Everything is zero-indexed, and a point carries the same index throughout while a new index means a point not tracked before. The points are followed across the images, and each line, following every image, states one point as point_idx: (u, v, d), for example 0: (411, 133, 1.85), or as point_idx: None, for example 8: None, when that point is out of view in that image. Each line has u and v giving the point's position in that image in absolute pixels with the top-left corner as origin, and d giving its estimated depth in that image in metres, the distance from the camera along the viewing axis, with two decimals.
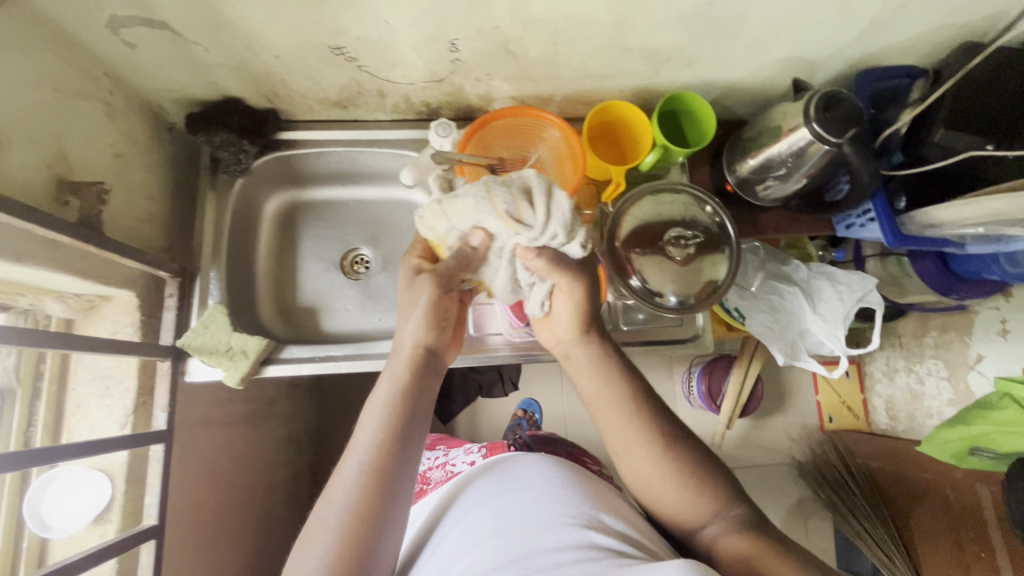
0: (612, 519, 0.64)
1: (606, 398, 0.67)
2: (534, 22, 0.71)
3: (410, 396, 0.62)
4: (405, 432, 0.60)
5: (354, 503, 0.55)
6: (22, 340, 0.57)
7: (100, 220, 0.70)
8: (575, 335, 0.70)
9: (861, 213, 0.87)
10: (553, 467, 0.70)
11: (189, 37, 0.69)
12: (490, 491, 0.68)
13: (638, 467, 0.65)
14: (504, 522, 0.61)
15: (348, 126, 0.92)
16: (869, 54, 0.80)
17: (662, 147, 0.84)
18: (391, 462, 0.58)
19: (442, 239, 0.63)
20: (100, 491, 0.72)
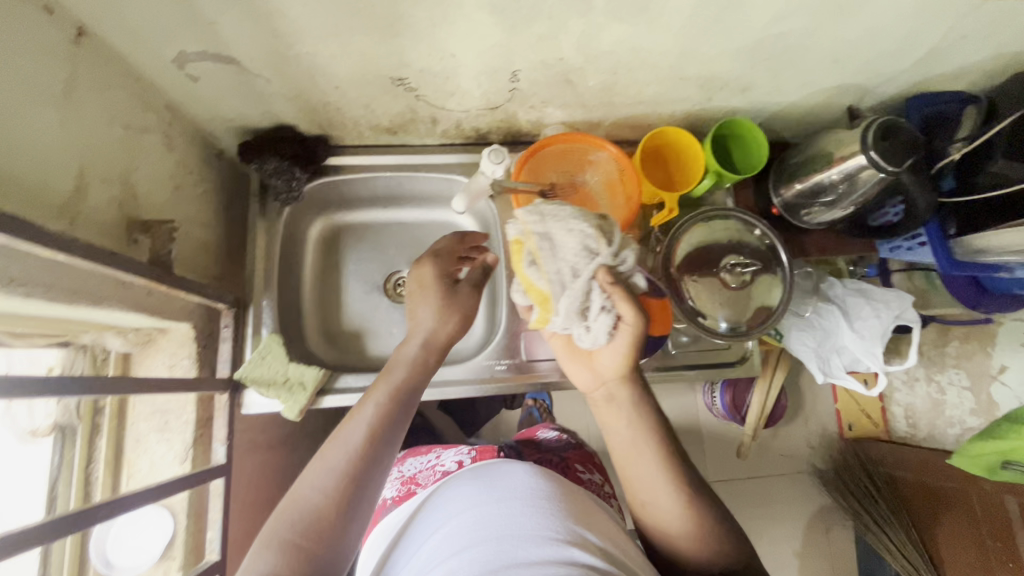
0: (598, 540, 0.58)
1: (625, 425, 0.61)
2: (599, 54, 0.71)
3: (402, 394, 0.61)
4: (392, 429, 0.58)
5: (350, 468, 0.53)
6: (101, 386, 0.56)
7: (175, 257, 0.73)
8: (619, 375, 0.61)
9: (910, 237, 0.89)
10: (540, 480, 0.65)
11: (253, 71, 0.68)
12: (471, 493, 0.63)
13: (652, 487, 0.60)
14: (486, 530, 0.56)
15: (395, 150, 0.92)
16: (922, 81, 0.81)
17: (716, 173, 0.85)
18: (378, 454, 0.56)
19: (526, 238, 0.56)
20: (161, 527, 0.71)
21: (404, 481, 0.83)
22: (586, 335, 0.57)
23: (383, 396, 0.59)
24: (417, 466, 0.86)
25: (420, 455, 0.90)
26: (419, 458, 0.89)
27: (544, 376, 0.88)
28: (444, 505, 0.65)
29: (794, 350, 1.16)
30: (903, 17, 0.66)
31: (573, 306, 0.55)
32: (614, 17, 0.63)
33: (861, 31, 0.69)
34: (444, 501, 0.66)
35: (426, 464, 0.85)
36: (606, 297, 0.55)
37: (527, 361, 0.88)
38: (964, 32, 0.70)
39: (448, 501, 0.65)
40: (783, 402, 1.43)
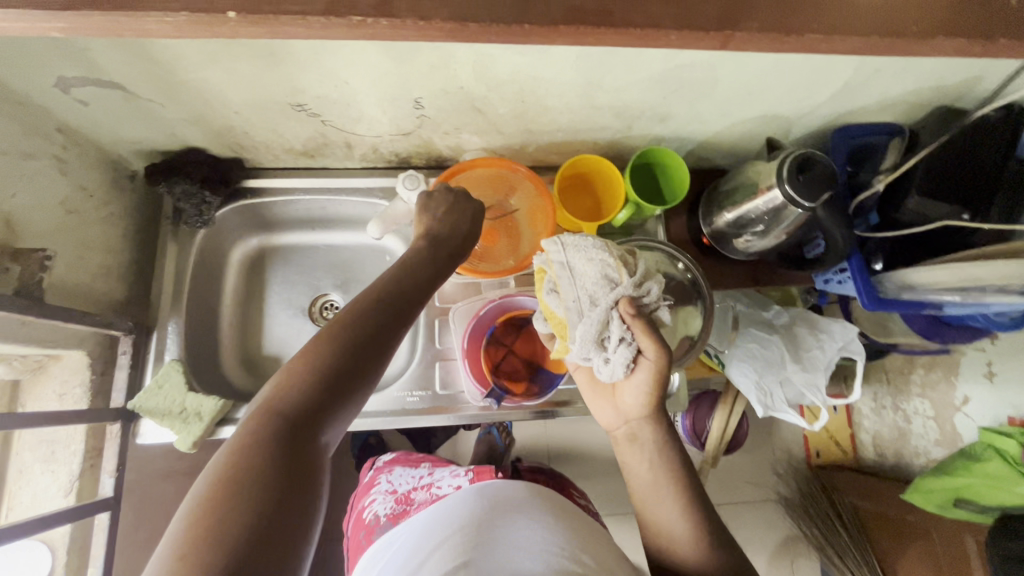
0: (597, 552, 0.61)
1: (644, 453, 0.62)
2: (499, 83, 0.69)
3: (357, 330, 0.51)
4: (337, 374, 0.48)
5: (240, 447, 0.43)
6: None
7: (43, 286, 0.68)
8: (643, 413, 0.62)
9: (839, 270, 0.87)
10: (537, 495, 0.67)
11: (143, 96, 0.67)
12: (471, 502, 0.65)
13: (668, 516, 0.60)
14: (493, 535, 0.58)
15: (317, 173, 0.90)
16: (846, 112, 0.79)
17: (635, 204, 0.82)
18: (314, 404, 0.47)
19: (546, 266, 0.61)
20: (40, 564, 0.69)
21: (399, 499, 0.87)
22: (603, 366, 0.59)
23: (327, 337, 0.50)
24: (411, 484, 0.89)
25: (411, 471, 0.93)
26: (411, 474, 0.92)
27: (465, 411, 0.83)
28: (438, 514, 0.66)
29: (734, 379, 1.11)
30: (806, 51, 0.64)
31: (591, 336, 0.57)
32: (503, 47, 0.61)
33: (767, 64, 0.67)
34: (439, 510, 0.67)
35: (420, 483, 0.89)
36: (625, 329, 0.56)
37: (445, 394, 0.85)
38: (875, 66, 0.68)
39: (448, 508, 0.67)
40: (744, 428, 1.43)
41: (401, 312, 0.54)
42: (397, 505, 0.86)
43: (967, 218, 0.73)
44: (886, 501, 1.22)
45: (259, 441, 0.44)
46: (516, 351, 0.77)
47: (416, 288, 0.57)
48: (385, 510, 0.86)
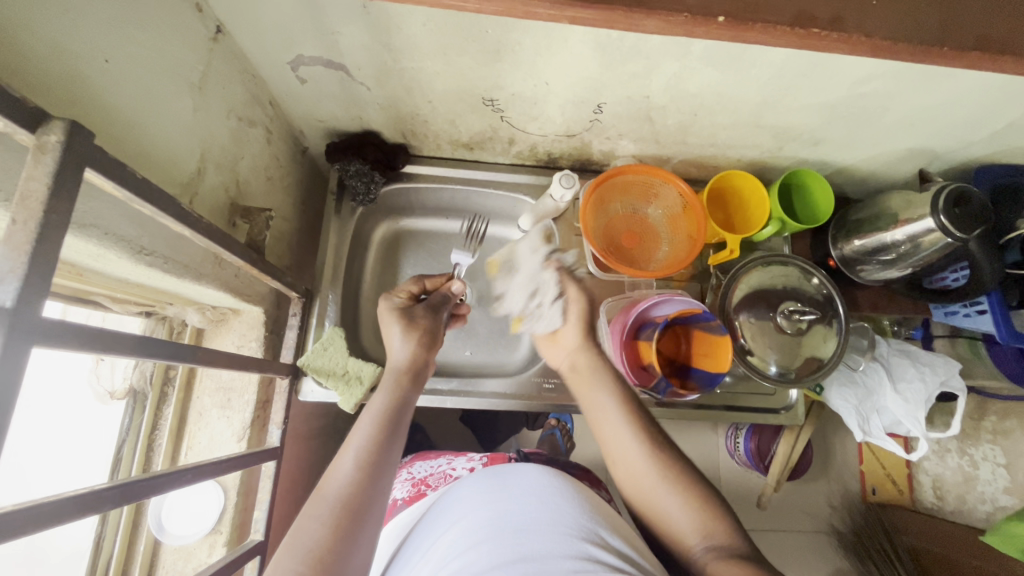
0: (616, 543, 0.62)
1: (618, 424, 0.69)
2: (684, 96, 0.74)
3: (377, 452, 0.65)
4: (372, 482, 0.62)
5: (344, 496, 0.60)
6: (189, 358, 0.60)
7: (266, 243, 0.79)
8: (579, 342, 0.78)
9: (968, 304, 0.89)
10: (552, 480, 0.70)
11: (359, 79, 0.73)
12: (486, 492, 0.68)
13: (639, 474, 0.66)
14: (502, 521, 0.62)
15: (468, 165, 0.96)
16: (994, 152, 0.82)
17: (780, 221, 0.87)
18: (356, 501, 0.60)
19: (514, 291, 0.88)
20: (215, 500, 0.73)
21: (415, 484, 0.90)
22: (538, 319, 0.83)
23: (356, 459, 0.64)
24: (429, 471, 0.92)
25: (430, 461, 0.97)
26: (431, 464, 0.95)
27: None
28: (455, 505, 0.71)
29: (835, 404, 1.15)
30: (987, 91, 0.68)
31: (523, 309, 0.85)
32: (708, 63, 0.66)
33: (943, 99, 0.71)
34: (457, 501, 0.71)
35: (438, 470, 0.92)
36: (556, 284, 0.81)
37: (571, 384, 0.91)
38: None
39: (464, 498, 0.71)
40: (809, 455, 1.43)
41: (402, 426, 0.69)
42: (414, 490, 0.88)
43: None
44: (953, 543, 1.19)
45: (330, 540, 0.57)
46: (663, 349, 0.80)
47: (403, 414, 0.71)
48: (403, 495, 0.89)
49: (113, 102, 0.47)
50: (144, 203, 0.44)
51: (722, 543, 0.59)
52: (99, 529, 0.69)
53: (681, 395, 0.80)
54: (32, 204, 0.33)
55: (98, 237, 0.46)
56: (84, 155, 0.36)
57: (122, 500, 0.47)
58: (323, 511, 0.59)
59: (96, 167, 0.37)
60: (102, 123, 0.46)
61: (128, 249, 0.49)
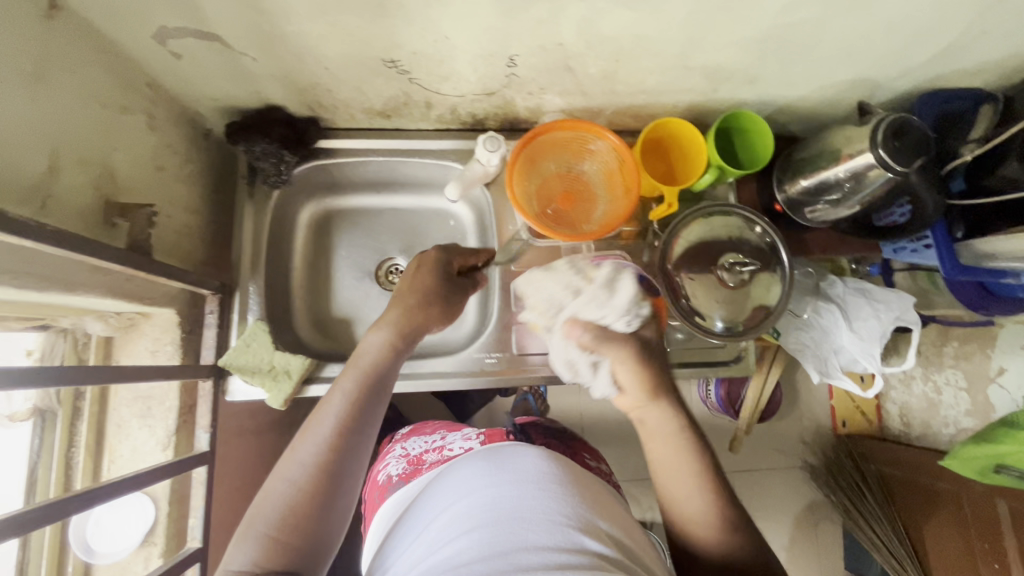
0: (604, 527, 0.61)
1: (681, 455, 0.64)
2: (600, 40, 0.67)
3: (359, 409, 0.61)
4: (350, 443, 0.58)
5: (321, 457, 0.56)
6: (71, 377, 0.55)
7: (149, 241, 0.70)
8: (643, 399, 0.65)
9: (915, 239, 0.86)
10: (549, 463, 0.66)
11: (238, 49, 0.65)
12: (481, 475, 0.64)
13: (685, 499, 0.63)
14: (492, 510, 0.58)
15: (389, 135, 0.89)
16: (937, 77, 0.78)
17: (718, 168, 0.82)
18: (335, 464, 0.57)
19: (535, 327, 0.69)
20: (144, 512, 0.70)
21: (411, 461, 0.86)
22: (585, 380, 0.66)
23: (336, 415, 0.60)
24: (424, 447, 0.89)
25: (425, 436, 0.93)
26: (426, 440, 0.92)
27: (534, 371, 0.87)
28: (446, 490, 0.66)
29: (792, 349, 1.15)
30: (920, 10, 0.63)
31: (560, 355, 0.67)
32: (616, 3, 0.60)
33: (876, 23, 0.66)
34: (448, 486, 0.67)
35: (432, 445, 0.88)
36: (590, 353, 0.63)
37: (518, 355, 0.88)
38: (984, 27, 0.67)
39: (459, 480, 0.66)
40: (778, 396, 1.44)
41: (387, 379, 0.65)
42: (409, 466, 0.85)
43: None
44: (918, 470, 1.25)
45: (300, 501, 0.54)
46: None
47: (391, 369, 0.66)
48: (398, 471, 0.86)
49: None
50: None
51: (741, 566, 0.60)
52: (22, 554, 0.66)
53: None
54: None
55: None
56: None
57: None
58: (294, 471, 0.56)
59: None
60: None
61: None
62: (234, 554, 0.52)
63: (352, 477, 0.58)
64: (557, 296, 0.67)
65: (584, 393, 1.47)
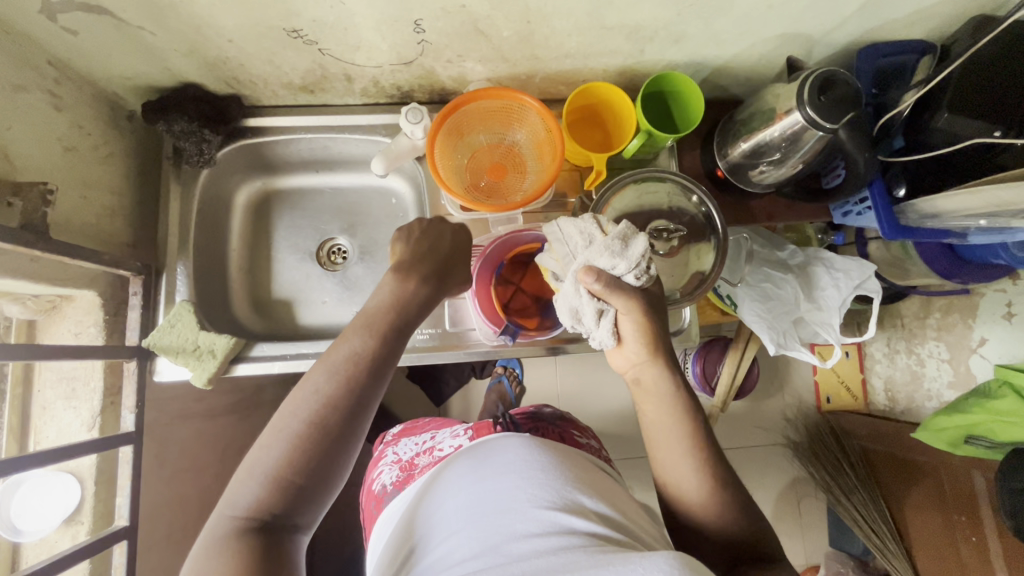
0: (591, 502, 0.60)
1: (672, 429, 0.63)
2: (503, 0, 0.65)
3: (375, 357, 0.56)
4: (360, 390, 0.53)
5: (332, 397, 0.52)
6: None
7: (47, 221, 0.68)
8: (645, 357, 0.65)
9: (859, 200, 0.83)
10: (534, 450, 0.65)
11: (132, 22, 0.64)
12: (468, 472, 0.64)
13: (678, 472, 0.62)
14: (478, 507, 0.58)
15: (317, 111, 0.88)
16: (872, 28, 0.74)
17: (647, 133, 0.79)
18: (344, 405, 0.52)
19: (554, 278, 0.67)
20: (69, 492, 0.71)
21: (404, 466, 0.84)
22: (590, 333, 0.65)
23: (354, 358, 0.55)
24: (415, 450, 0.87)
25: (415, 437, 0.91)
26: (415, 441, 0.90)
27: (472, 347, 0.85)
28: (432, 489, 0.66)
29: (748, 321, 1.08)
30: None
31: (570, 306, 0.64)
32: None
33: None
34: (434, 484, 0.67)
35: (423, 447, 0.86)
36: (597, 300, 0.62)
37: (453, 331, 0.86)
38: None
39: (442, 479, 0.66)
40: (755, 372, 1.39)
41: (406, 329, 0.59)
42: (402, 473, 0.83)
43: (1000, 135, 0.68)
44: (898, 442, 1.22)
45: (308, 442, 0.50)
46: (527, 288, 0.77)
47: (411, 313, 0.60)
48: (391, 478, 0.84)
49: None
50: None
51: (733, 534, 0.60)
52: None
53: (537, 335, 0.77)
54: None
55: None
56: None
57: None
58: (302, 409, 0.51)
59: None
60: None
61: None
62: (236, 491, 0.49)
63: (363, 426, 0.54)
64: (569, 246, 0.63)
65: (556, 374, 1.46)
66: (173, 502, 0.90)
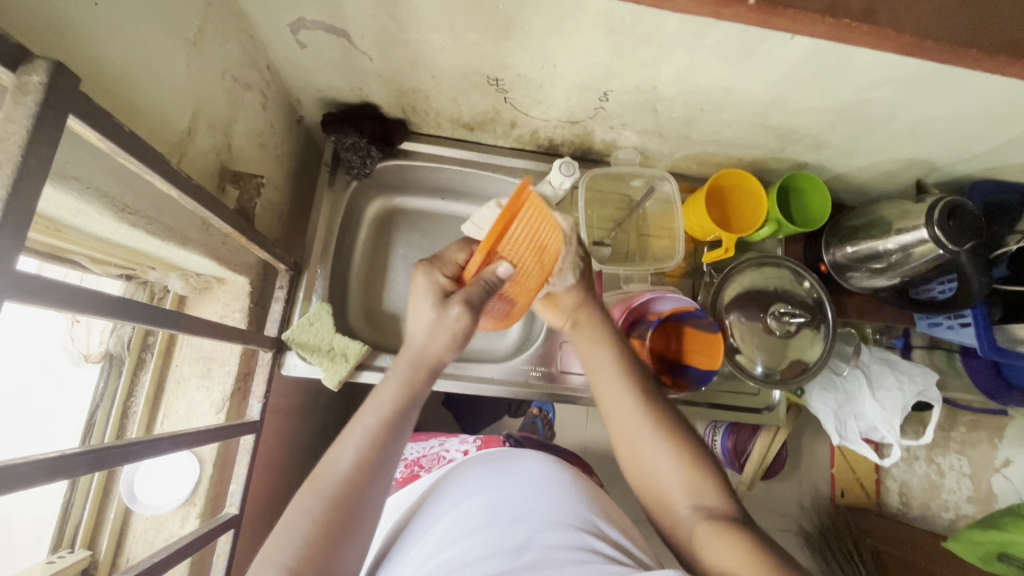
0: (614, 534, 0.59)
1: (615, 381, 0.68)
2: (691, 89, 0.73)
3: (394, 420, 0.58)
4: (384, 455, 0.56)
5: (341, 490, 0.53)
6: (187, 327, 0.56)
7: (254, 214, 0.76)
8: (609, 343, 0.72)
9: (953, 317, 0.91)
10: (549, 466, 0.66)
11: (360, 47, 0.70)
12: (486, 480, 0.64)
13: (643, 446, 0.64)
14: (494, 515, 0.57)
15: (467, 146, 0.94)
16: (990, 168, 0.83)
17: (776, 222, 0.87)
18: (355, 498, 0.53)
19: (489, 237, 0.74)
20: (188, 472, 0.72)
21: (409, 466, 0.86)
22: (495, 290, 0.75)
23: (379, 414, 0.58)
24: (421, 452, 0.88)
25: (422, 444, 0.91)
26: (423, 446, 0.91)
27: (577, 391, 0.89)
28: (448, 493, 0.66)
29: (813, 408, 1.08)
30: (992, 105, 0.68)
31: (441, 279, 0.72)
32: (719, 57, 0.65)
33: (944, 112, 0.71)
34: (450, 488, 0.67)
35: (430, 451, 0.88)
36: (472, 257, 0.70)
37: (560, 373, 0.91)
38: None
39: (459, 486, 0.66)
40: (783, 455, 1.23)
41: (409, 419, 0.59)
42: (407, 471, 0.84)
43: None
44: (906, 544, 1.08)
45: (315, 541, 0.50)
46: (653, 345, 0.80)
47: (414, 403, 0.60)
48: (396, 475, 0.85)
49: (103, 48, 0.45)
50: (128, 158, 0.42)
51: (719, 511, 0.57)
52: (68, 494, 0.68)
53: (673, 392, 0.79)
54: (9, 145, 0.31)
55: (79, 190, 0.44)
56: (69, 102, 0.34)
57: (97, 466, 0.46)
58: (315, 503, 0.52)
59: (81, 116, 0.35)
60: (89, 70, 0.44)
61: (110, 207, 0.48)
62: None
63: (369, 513, 0.54)
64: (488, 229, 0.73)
65: None
66: (261, 498, 0.89)
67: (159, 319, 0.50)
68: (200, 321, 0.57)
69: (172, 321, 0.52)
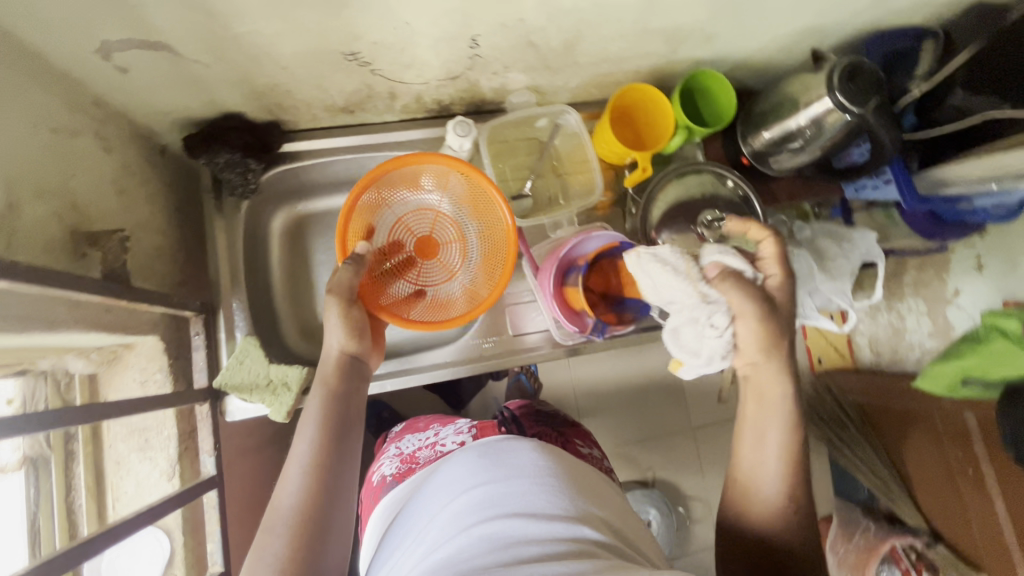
0: (600, 512, 0.58)
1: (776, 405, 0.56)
2: (559, 14, 0.67)
3: (335, 429, 0.58)
4: (337, 460, 0.56)
5: (303, 507, 0.52)
6: (83, 417, 0.51)
7: (126, 269, 0.68)
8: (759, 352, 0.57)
9: (875, 176, 0.91)
10: (543, 455, 0.64)
11: (189, 56, 0.62)
12: (477, 470, 0.61)
13: (767, 467, 0.55)
14: (489, 510, 0.55)
15: (355, 130, 0.87)
16: (881, 17, 0.81)
17: (687, 128, 0.85)
18: (322, 503, 0.53)
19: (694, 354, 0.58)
20: (160, 545, 0.69)
21: (404, 460, 0.77)
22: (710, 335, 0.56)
23: (315, 425, 0.58)
24: (417, 444, 0.79)
25: (420, 432, 0.82)
26: (420, 436, 0.81)
27: (534, 349, 0.88)
28: (438, 489, 0.63)
29: None
30: None
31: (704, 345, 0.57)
32: None
33: None
34: (437, 485, 0.64)
35: (426, 442, 0.78)
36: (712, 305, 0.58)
37: (514, 336, 0.89)
38: None
39: (450, 480, 0.63)
40: None
41: (350, 424, 0.60)
42: (403, 466, 0.76)
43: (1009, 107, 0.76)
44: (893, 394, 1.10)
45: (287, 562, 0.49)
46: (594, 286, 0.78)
47: (350, 403, 0.61)
48: (391, 470, 0.77)
49: None
50: None
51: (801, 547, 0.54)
52: None
53: (618, 328, 0.78)
54: None
55: None
56: None
57: None
58: (278, 526, 0.51)
59: None
60: None
61: None
62: None
63: (343, 512, 0.55)
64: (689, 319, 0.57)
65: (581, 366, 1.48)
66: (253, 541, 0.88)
67: (39, 422, 0.46)
68: (104, 405, 0.53)
69: (60, 417, 0.48)
